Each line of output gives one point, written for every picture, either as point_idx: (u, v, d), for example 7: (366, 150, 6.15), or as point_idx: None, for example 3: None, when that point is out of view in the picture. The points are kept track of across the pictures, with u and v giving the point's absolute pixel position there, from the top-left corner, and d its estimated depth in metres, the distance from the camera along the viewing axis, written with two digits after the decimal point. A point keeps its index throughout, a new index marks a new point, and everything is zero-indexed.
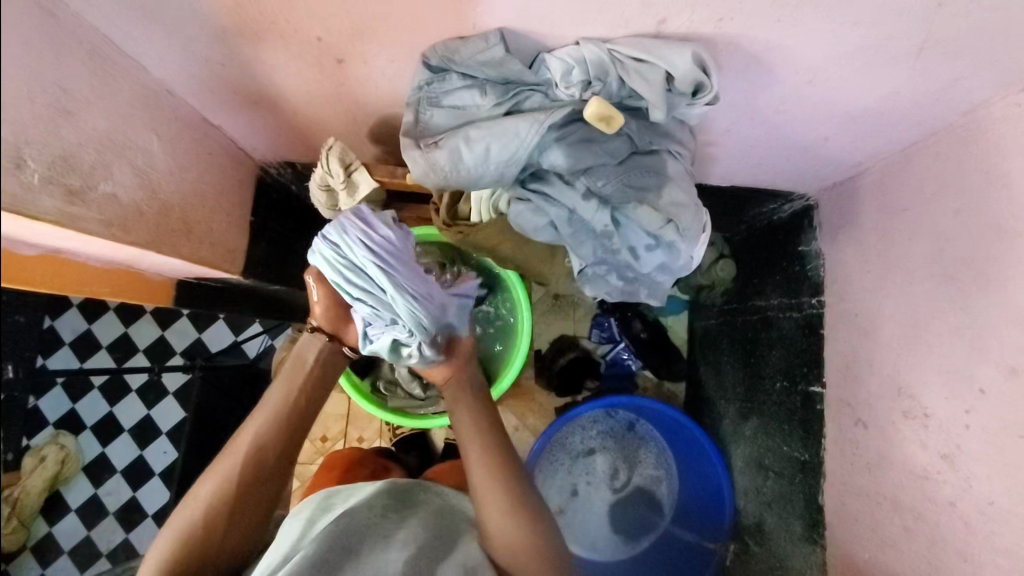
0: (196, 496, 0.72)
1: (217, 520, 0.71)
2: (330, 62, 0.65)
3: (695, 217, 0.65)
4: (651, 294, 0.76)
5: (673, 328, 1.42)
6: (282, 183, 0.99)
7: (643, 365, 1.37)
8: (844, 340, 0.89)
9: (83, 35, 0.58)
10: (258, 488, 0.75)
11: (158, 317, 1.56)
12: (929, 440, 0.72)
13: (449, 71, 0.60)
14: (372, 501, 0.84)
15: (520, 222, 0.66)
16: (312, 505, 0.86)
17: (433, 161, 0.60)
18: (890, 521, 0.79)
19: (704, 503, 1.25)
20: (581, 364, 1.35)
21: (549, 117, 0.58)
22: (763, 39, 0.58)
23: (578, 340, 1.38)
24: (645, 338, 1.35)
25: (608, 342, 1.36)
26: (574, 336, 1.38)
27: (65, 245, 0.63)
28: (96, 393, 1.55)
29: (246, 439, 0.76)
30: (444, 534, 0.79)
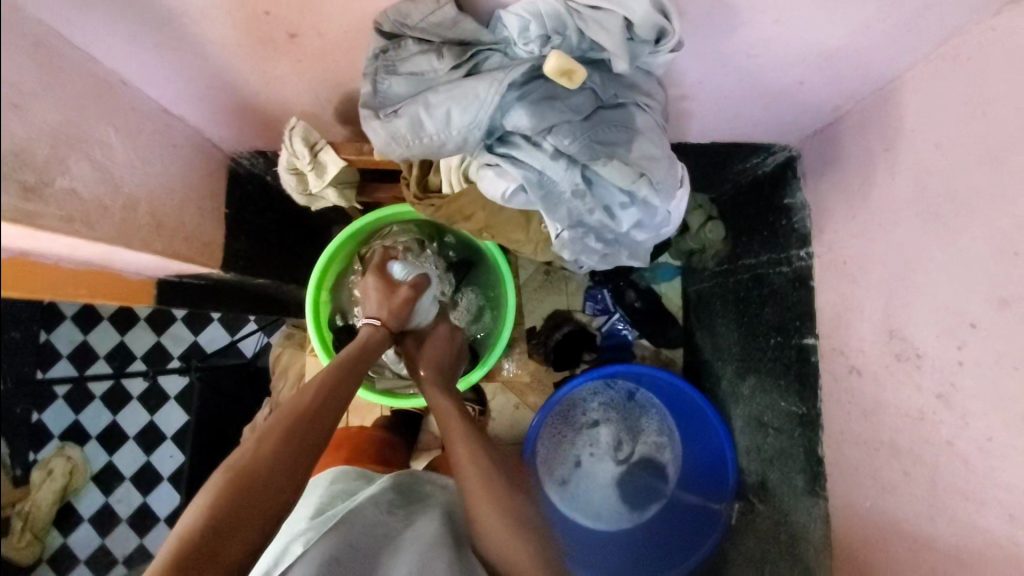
0: (257, 455, 0.68)
1: (278, 462, 0.68)
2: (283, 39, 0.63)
3: (671, 170, 0.64)
4: (632, 254, 0.75)
5: (667, 296, 1.40)
6: (257, 174, 0.98)
7: (639, 333, 1.36)
8: (833, 288, 0.89)
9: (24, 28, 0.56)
10: (310, 448, 0.72)
11: (154, 323, 1.56)
12: (922, 381, 0.71)
13: (404, 37, 0.58)
14: (378, 497, 0.85)
15: (490, 189, 0.65)
16: (320, 497, 0.87)
17: (395, 131, 0.59)
18: (890, 467, 0.78)
19: (707, 468, 1.24)
20: (578, 338, 1.34)
21: (509, 75, 0.57)
22: None
23: (573, 314, 1.37)
24: (639, 307, 1.36)
25: (603, 314, 1.36)
26: (568, 311, 1.37)
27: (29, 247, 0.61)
28: (98, 403, 1.55)
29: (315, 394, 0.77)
30: (454, 532, 0.79)
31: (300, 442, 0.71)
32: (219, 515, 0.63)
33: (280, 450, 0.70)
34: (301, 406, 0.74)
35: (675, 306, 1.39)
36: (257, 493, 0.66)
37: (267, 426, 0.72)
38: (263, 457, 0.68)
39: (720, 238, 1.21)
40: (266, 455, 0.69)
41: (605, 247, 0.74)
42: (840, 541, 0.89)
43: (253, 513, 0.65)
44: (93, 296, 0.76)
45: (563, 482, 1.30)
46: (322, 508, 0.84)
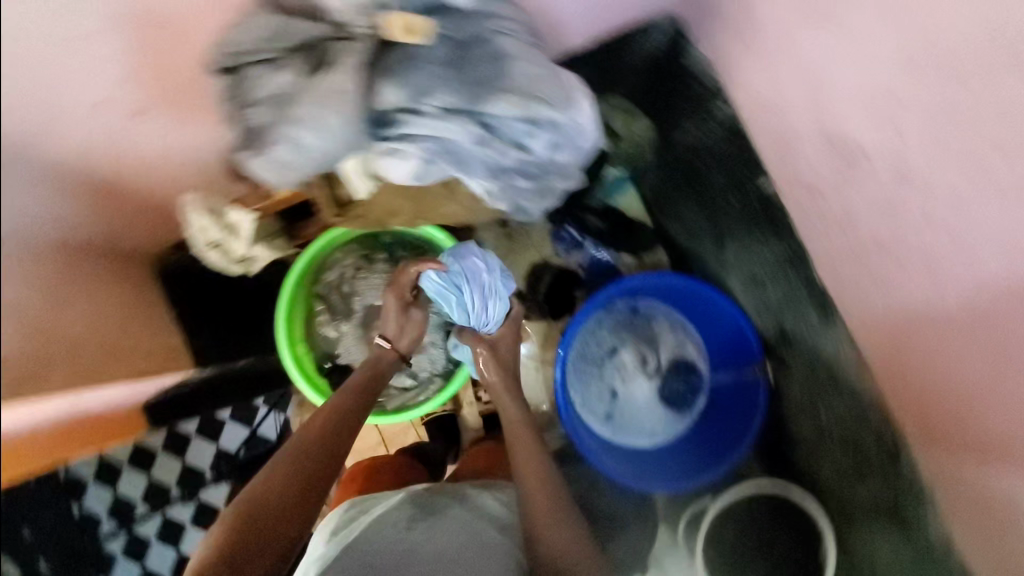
0: (259, 494, 0.70)
1: (293, 476, 0.73)
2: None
3: (556, 82, 0.64)
4: (564, 178, 0.75)
5: (625, 205, 1.38)
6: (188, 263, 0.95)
7: (616, 252, 1.37)
8: (767, 125, 0.89)
9: None
10: (324, 462, 0.77)
11: (168, 452, 1.49)
12: (880, 170, 0.72)
13: (242, 66, 0.57)
14: (396, 516, 0.86)
15: (402, 173, 0.64)
16: (339, 515, 0.89)
17: (276, 159, 0.57)
18: (881, 262, 0.79)
19: (728, 347, 1.28)
20: (563, 281, 1.35)
21: (353, 56, 0.55)
22: None
23: (549, 262, 1.36)
24: (604, 227, 1.36)
25: (575, 248, 1.36)
26: (544, 261, 1.36)
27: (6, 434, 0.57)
28: (152, 549, 1.52)
29: (320, 416, 0.82)
30: (476, 552, 0.81)
31: (298, 479, 0.74)
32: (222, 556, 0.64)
33: (279, 488, 0.72)
34: (297, 447, 0.77)
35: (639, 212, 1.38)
36: (274, 504, 0.70)
37: (271, 467, 0.74)
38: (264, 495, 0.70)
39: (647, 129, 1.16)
40: (270, 493, 0.71)
41: (537, 184, 0.73)
42: (869, 351, 0.92)
43: (275, 518, 0.69)
44: (86, 445, 0.77)
45: (607, 417, 1.32)
46: (336, 531, 0.85)
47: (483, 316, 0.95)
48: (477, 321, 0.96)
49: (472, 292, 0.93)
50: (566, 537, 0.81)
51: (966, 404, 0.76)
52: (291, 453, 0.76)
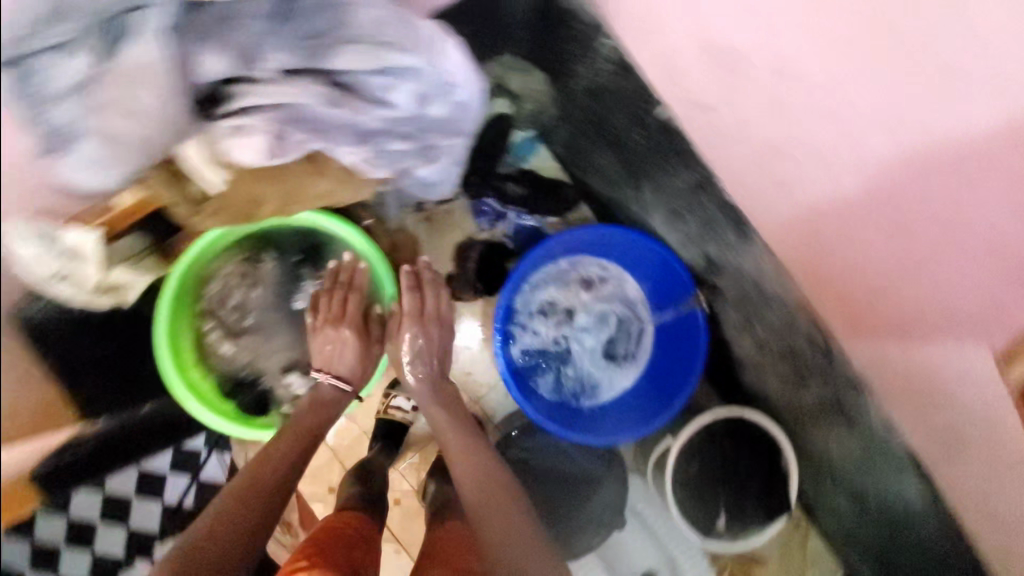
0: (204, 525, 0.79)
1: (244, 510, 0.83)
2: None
3: (403, 26, 0.68)
4: (443, 133, 0.81)
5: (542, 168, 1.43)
6: (56, 318, 0.79)
7: (540, 214, 1.42)
8: (648, 57, 0.89)
9: None
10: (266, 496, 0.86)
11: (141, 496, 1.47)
12: (760, 73, 0.72)
13: (48, 65, 0.54)
14: None
15: (237, 151, 0.66)
16: None
17: (116, 144, 0.57)
18: (779, 168, 0.79)
19: (660, 284, 1.29)
20: (491, 255, 1.40)
21: (163, 46, 0.57)
22: None
23: (473, 238, 1.41)
24: (526, 193, 1.40)
25: (499, 219, 1.42)
26: (467, 238, 1.41)
27: None
28: None
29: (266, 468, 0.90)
30: None
31: (247, 504, 0.83)
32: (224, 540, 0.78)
33: (249, 499, 0.84)
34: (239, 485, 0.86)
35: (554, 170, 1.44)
36: (226, 527, 0.79)
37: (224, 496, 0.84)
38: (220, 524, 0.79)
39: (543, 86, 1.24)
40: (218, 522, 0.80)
41: (412, 134, 0.77)
42: (788, 265, 0.91)
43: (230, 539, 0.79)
44: None
45: (563, 351, 1.35)
46: None
47: (617, 353, 1.35)
48: (619, 351, 1.35)
49: (612, 345, 1.35)
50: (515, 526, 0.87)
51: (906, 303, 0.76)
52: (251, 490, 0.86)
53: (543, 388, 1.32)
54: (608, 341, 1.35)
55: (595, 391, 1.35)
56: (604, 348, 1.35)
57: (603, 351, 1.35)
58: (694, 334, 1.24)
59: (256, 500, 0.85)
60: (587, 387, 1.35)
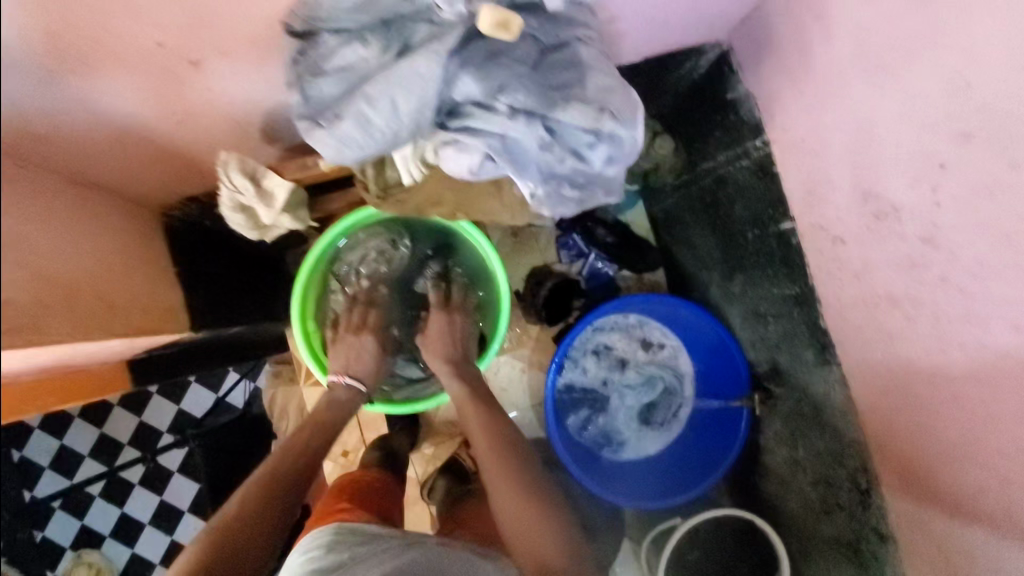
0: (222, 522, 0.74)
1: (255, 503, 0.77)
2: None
3: (625, 96, 0.61)
4: (609, 192, 0.71)
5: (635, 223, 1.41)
6: (194, 222, 0.93)
7: (619, 265, 1.37)
8: (795, 168, 0.91)
9: None
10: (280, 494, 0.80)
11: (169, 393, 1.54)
12: (905, 229, 0.73)
13: (319, 32, 0.54)
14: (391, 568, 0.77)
15: (454, 167, 0.61)
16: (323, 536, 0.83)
17: (343, 135, 0.54)
18: (891, 318, 0.81)
19: (717, 372, 1.30)
20: (562, 289, 1.35)
21: (443, 45, 0.52)
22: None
23: (552, 266, 1.36)
24: (614, 241, 1.36)
25: (579, 257, 1.37)
26: (545, 265, 1.36)
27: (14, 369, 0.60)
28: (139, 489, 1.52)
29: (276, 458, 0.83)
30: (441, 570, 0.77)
31: (260, 496, 0.78)
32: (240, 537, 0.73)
33: (263, 493, 0.78)
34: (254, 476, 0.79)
35: (644, 230, 1.42)
36: (240, 529, 0.74)
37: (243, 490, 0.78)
38: (236, 520, 0.74)
39: (670, 151, 1.15)
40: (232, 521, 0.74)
41: (581, 191, 0.69)
42: (861, 401, 0.93)
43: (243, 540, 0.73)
44: (63, 401, 0.69)
45: (599, 402, 1.34)
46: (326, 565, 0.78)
47: (652, 419, 1.33)
48: (655, 419, 1.33)
49: (650, 412, 1.33)
50: (524, 509, 0.82)
51: (965, 490, 0.77)
52: (259, 483, 0.79)
53: (570, 427, 1.33)
54: (647, 406, 1.33)
55: (618, 447, 1.34)
56: (641, 411, 1.33)
57: (639, 414, 1.33)
58: (732, 433, 1.25)
59: (271, 496, 0.78)
60: (613, 441, 1.34)
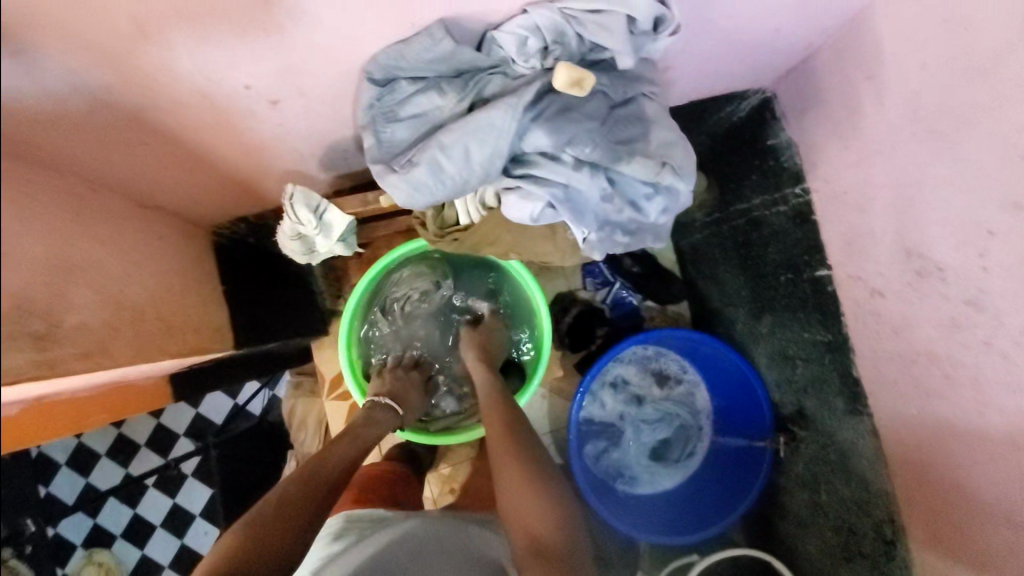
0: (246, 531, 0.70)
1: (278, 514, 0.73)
2: (283, 20, 0.47)
3: (685, 150, 0.62)
4: (657, 240, 0.72)
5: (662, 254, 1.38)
6: (241, 241, 0.94)
7: (644, 295, 1.34)
8: (836, 219, 0.92)
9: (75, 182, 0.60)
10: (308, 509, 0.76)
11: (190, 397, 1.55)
12: (949, 290, 0.74)
13: (398, 79, 0.56)
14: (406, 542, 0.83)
15: (514, 210, 0.62)
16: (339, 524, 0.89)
17: (415, 180, 0.56)
18: (929, 374, 0.81)
19: (740, 411, 1.29)
20: (587, 317, 1.33)
21: (520, 98, 0.54)
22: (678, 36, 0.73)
23: (577, 294, 1.34)
24: (638, 271, 1.34)
25: (604, 286, 1.34)
26: (572, 291, 1.35)
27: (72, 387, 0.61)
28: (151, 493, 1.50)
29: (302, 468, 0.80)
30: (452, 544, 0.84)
31: (284, 508, 0.74)
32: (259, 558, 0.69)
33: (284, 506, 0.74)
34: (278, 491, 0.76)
35: (670, 262, 1.37)
36: (262, 542, 0.69)
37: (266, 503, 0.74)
38: (256, 530, 0.70)
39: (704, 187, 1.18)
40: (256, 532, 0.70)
41: (632, 239, 0.70)
42: (892, 453, 0.93)
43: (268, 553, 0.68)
44: (107, 414, 0.70)
45: (616, 433, 1.34)
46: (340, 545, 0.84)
47: (667, 455, 1.33)
48: (670, 455, 1.33)
49: (666, 447, 1.34)
50: (540, 520, 0.75)
51: (996, 553, 0.77)
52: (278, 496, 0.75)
53: (587, 458, 1.31)
54: (663, 441, 1.34)
55: (632, 482, 1.33)
56: (656, 446, 1.34)
57: (654, 449, 1.34)
58: (754, 473, 1.24)
59: (294, 511, 0.74)
60: (627, 475, 1.33)
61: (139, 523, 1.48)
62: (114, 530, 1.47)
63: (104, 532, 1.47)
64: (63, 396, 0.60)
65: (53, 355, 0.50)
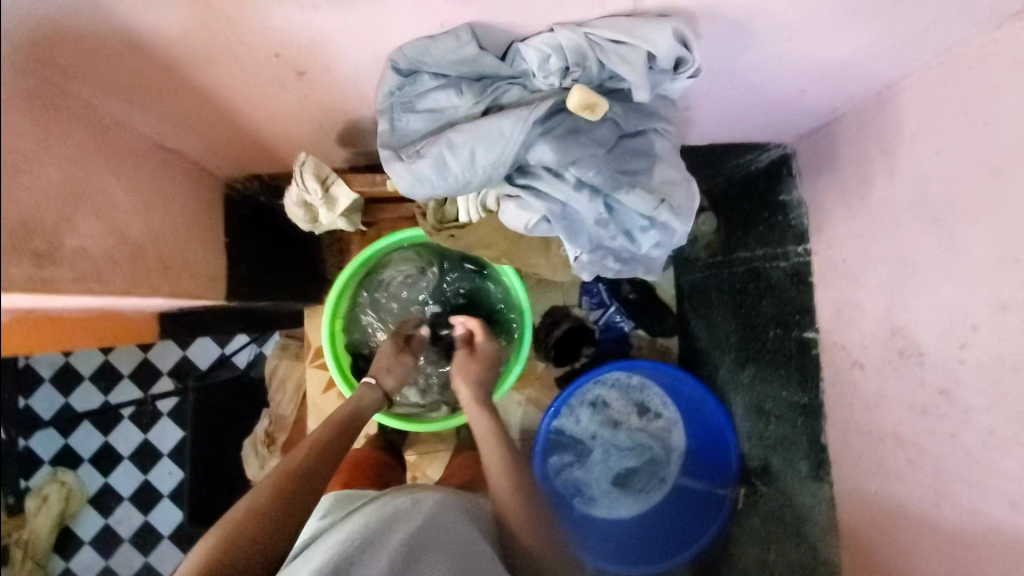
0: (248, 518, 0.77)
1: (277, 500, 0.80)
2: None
3: (688, 191, 0.64)
4: (648, 272, 0.73)
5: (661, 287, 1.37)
6: (251, 197, 0.96)
7: (636, 324, 1.35)
8: (831, 285, 0.93)
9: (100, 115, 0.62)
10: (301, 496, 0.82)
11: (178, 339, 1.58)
12: (925, 376, 0.75)
13: (421, 73, 0.58)
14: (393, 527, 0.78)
15: (512, 218, 0.64)
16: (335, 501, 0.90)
17: (418, 172, 0.57)
18: (893, 455, 0.82)
19: (707, 454, 1.30)
20: (576, 335, 1.34)
21: (532, 112, 0.56)
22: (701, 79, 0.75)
23: (571, 310, 1.35)
24: (634, 299, 1.35)
25: (599, 307, 1.35)
26: (565, 307, 1.35)
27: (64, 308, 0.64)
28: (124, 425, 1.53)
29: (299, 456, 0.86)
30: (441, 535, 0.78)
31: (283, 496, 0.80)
32: (226, 558, 0.72)
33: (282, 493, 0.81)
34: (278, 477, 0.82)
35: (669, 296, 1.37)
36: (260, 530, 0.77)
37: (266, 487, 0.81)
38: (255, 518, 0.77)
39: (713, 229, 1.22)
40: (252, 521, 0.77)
41: (623, 266, 0.71)
42: (845, 525, 0.94)
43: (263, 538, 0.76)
44: (93, 339, 0.73)
45: (585, 453, 1.34)
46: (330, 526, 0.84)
47: (630, 484, 1.34)
48: (633, 485, 1.34)
49: (630, 476, 1.34)
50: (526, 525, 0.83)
51: None
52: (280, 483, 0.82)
53: (550, 471, 1.32)
54: (629, 470, 1.34)
55: (590, 502, 1.34)
56: (621, 473, 1.34)
57: (619, 476, 1.34)
58: (708, 518, 1.25)
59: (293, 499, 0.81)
60: (586, 495, 1.34)
61: (107, 451, 1.51)
62: (82, 453, 1.50)
63: (72, 454, 1.50)
64: (55, 315, 0.63)
65: (51, 274, 0.53)
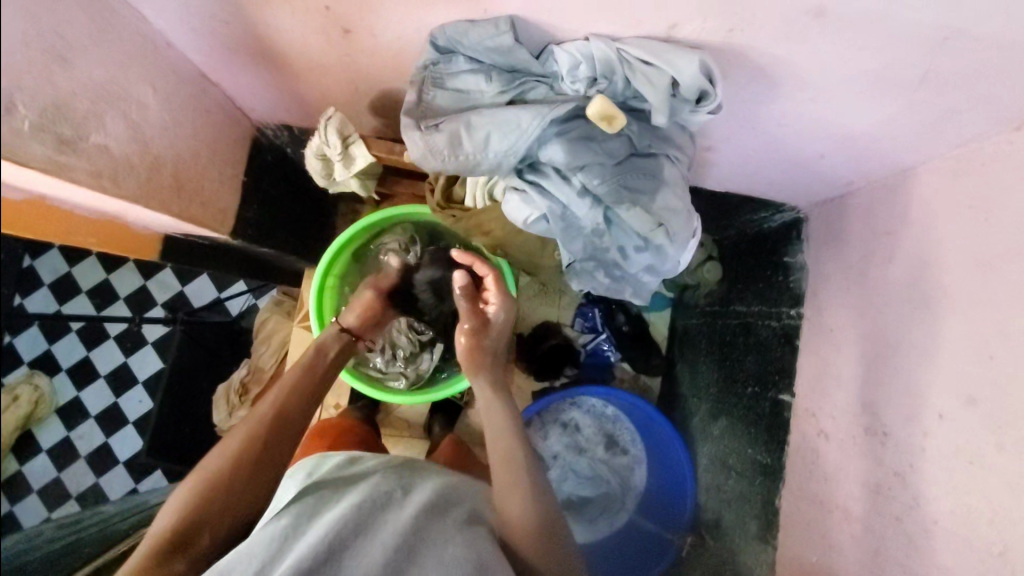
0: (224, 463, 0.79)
1: (254, 444, 0.82)
2: None
3: (686, 221, 0.66)
4: (636, 293, 0.74)
5: (655, 324, 1.38)
6: (278, 146, 0.99)
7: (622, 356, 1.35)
8: (815, 351, 0.93)
9: (147, 31, 0.65)
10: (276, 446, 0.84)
11: None
12: (885, 456, 0.75)
13: (456, 54, 0.61)
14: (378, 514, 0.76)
15: (513, 210, 0.66)
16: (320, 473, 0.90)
17: (433, 144, 0.60)
18: (839, 530, 0.81)
19: (664, 499, 1.28)
20: (562, 352, 1.34)
21: (551, 110, 0.58)
22: (722, 121, 0.77)
23: (561, 327, 1.36)
24: (627, 331, 1.34)
25: (590, 332, 1.34)
26: (557, 323, 1.36)
27: (76, 203, 0.66)
28: None
29: (277, 398, 0.88)
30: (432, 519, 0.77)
31: (256, 440, 0.82)
32: (205, 503, 0.76)
33: (256, 438, 0.82)
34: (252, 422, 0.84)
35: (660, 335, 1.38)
36: (236, 477, 0.79)
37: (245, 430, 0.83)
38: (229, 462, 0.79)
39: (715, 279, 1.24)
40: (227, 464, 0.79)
41: (612, 282, 0.73)
42: None
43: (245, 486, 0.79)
44: (97, 245, 0.74)
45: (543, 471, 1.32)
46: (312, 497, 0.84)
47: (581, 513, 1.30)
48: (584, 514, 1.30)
49: (583, 505, 1.31)
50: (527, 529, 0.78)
51: None
52: (252, 425, 0.84)
53: None
54: (582, 498, 1.32)
55: None
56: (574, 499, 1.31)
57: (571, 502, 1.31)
58: (654, 560, 1.24)
59: (268, 445, 0.83)
60: None
61: None
62: None
63: None
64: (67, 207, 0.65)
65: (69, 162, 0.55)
